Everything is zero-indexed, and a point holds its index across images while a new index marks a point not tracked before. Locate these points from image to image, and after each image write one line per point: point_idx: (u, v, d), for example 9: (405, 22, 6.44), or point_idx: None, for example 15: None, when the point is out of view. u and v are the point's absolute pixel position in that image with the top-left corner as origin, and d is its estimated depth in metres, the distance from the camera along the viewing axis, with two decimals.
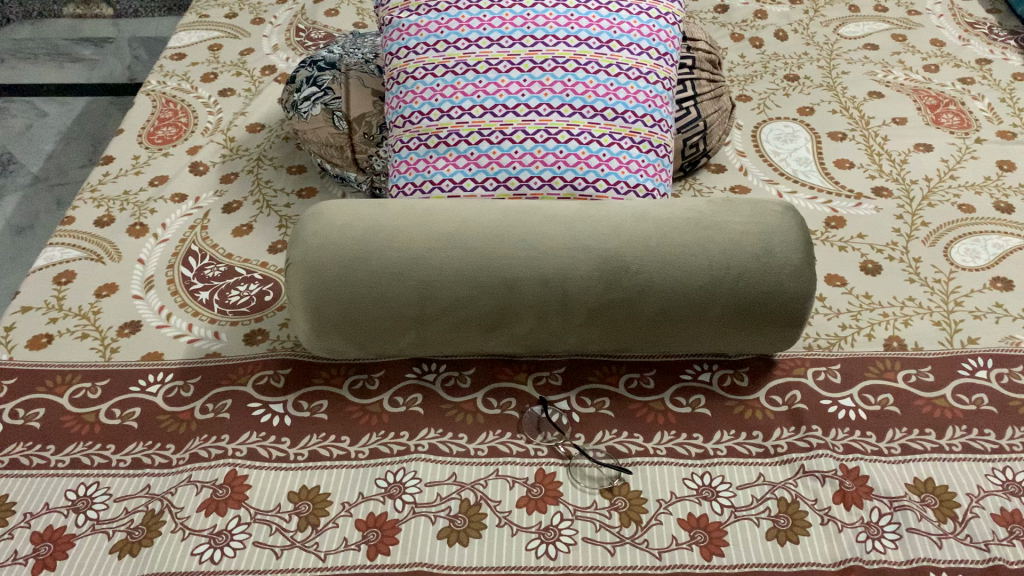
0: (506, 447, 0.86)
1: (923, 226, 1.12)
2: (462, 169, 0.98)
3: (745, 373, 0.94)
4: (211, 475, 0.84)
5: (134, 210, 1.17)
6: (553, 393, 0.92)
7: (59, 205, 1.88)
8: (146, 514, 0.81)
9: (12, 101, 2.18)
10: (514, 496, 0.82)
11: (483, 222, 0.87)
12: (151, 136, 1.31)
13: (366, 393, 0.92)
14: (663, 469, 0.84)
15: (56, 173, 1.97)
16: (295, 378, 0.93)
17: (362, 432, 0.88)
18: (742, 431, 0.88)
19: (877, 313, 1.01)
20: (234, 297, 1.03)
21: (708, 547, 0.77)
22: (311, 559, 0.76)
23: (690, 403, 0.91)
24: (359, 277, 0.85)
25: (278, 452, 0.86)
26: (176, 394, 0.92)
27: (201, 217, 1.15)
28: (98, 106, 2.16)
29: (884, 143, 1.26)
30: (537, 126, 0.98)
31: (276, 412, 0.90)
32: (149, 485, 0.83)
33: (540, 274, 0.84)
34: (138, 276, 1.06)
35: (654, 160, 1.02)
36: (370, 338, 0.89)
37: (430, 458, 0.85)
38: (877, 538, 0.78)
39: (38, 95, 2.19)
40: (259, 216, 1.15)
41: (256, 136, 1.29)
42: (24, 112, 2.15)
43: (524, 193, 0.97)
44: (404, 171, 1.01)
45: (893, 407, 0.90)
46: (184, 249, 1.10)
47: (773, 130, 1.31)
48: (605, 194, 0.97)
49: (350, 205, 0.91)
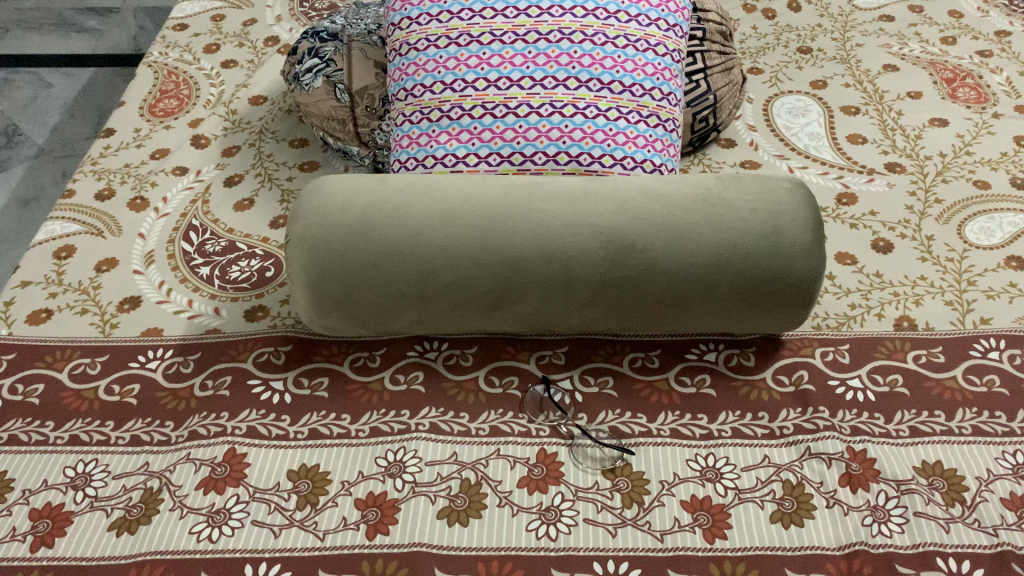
0: (508, 427, 0.85)
1: (936, 203, 1.10)
2: (465, 143, 0.96)
3: (752, 353, 0.92)
4: (210, 453, 0.83)
5: (135, 183, 1.15)
6: (555, 372, 0.91)
7: (65, 176, 1.87)
8: (145, 491, 0.80)
9: (18, 72, 2.17)
10: (515, 476, 0.81)
11: (485, 199, 0.86)
12: (152, 108, 1.29)
13: (367, 370, 0.91)
14: (667, 450, 0.83)
15: (61, 147, 1.95)
16: (296, 355, 0.92)
17: (363, 410, 0.87)
18: (747, 412, 0.87)
19: (888, 293, 0.99)
20: (235, 273, 1.02)
21: (712, 530, 0.76)
22: (309, 538, 0.76)
23: (695, 382, 0.90)
24: (360, 254, 0.83)
25: (278, 430, 0.85)
26: (176, 371, 0.91)
27: (202, 191, 1.14)
28: (102, 79, 2.14)
29: (898, 118, 1.24)
30: (542, 100, 0.96)
31: (276, 389, 0.89)
32: (148, 463, 0.83)
33: (543, 252, 0.83)
34: (138, 251, 1.05)
35: (663, 134, 0.99)
36: (371, 317, 0.87)
37: (431, 437, 0.84)
38: (883, 522, 0.77)
39: (43, 66, 2.18)
40: (260, 190, 1.13)
41: (259, 108, 1.28)
42: (29, 82, 2.14)
43: (528, 169, 0.95)
44: (406, 146, 1.00)
45: (903, 388, 0.89)
46: (185, 223, 1.09)
47: (784, 104, 1.28)
48: (611, 169, 0.95)
49: (352, 179, 0.89)
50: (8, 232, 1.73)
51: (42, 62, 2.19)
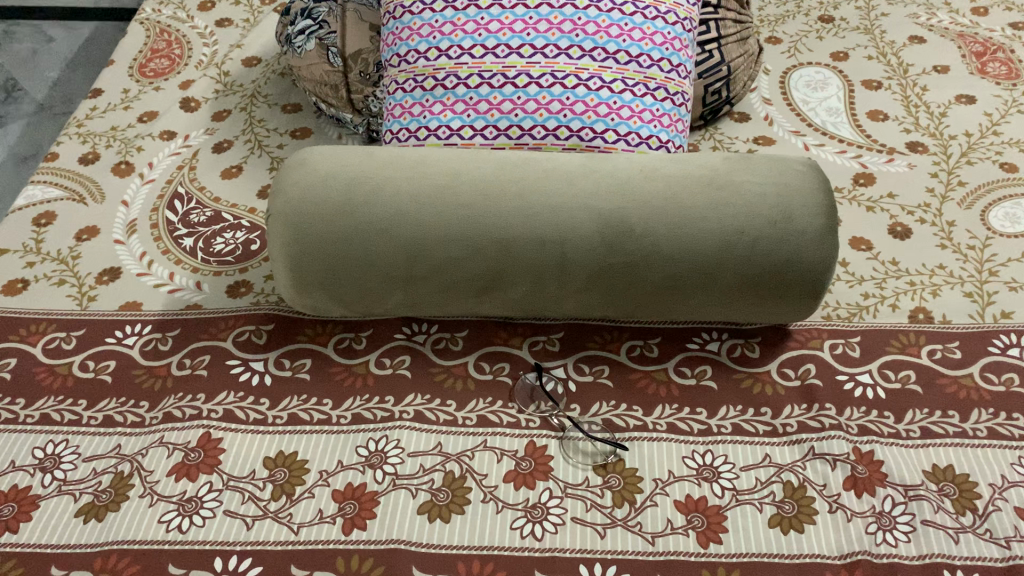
0: (496, 417, 0.81)
1: (959, 186, 1.04)
2: (460, 115, 0.91)
3: (757, 343, 0.88)
4: (184, 437, 0.79)
5: (121, 147, 1.11)
6: (549, 359, 0.86)
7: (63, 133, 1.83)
8: (115, 476, 0.77)
9: (18, 25, 2.12)
10: (501, 470, 0.77)
11: (477, 176, 0.81)
12: (142, 68, 1.24)
13: (352, 352, 0.87)
14: (663, 446, 0.79)
15: (60, 103, 1.90)
16: (278, 334, 0.88)
17: (346, 395, 0.83)
18: (749, 407, 0.82)
19: (903, 282, 0.94)
20: (219, 245, 0.98)
21: (706, 533, 0.73)
22: (283, 531, 0.72)
23: (695, 374, 0.85)
24: (343, 232, 0.79)
25: (255, 414, 0.81)
26: (154, 348, 0.88)
27: (190, 157, 1.09)
28: (104, 33, 2.08)
29: (922, 93, 1.17)
30: (543, 69, 0.90)
31: (256, 370, 0.85)
32: (119, 446, 0.79)
33: (537, 235, 0.78)
34: (120, 220, 1.01)
35: (671, 108, 0.93)
36: (356, 298, 0.83)
37: (415, 426, 0.80)
38: (888, 530, 0.73)
39: (45, 20, 2.13)
40: (250, 157, 1.09)
41: (252, 70, 1.22)
42: (30, 36, 2.09)
43: (525, 143, 0.90)
44: (399, 116, 0.95)
45: (915, 385, 0.84)
46: (170, 191, 1.05)
47: (802, 77, 1.22)
48: (614, 145, 0.90)
49: (337, 152, 0.85)
50: (3, 190, 1.69)
51: (43, 15, 2.14)
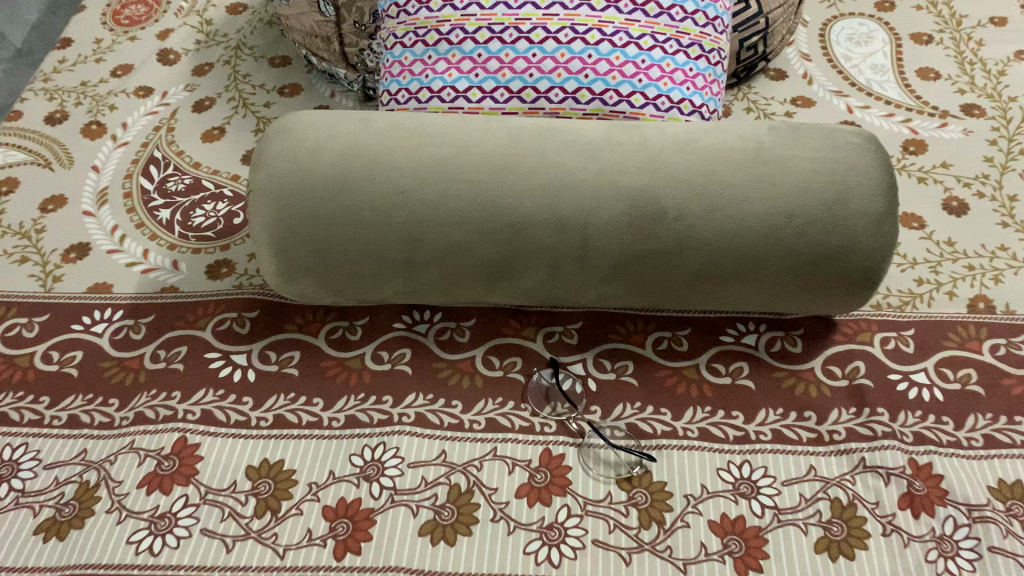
0: (507, 420, 0.73)
1: (1021, 155, 0.93)
2: (467, 74, 0.80)
3: (799, 336, 0.79)
4: (157, 442, 0.71)
5: (92, 105, 1.01)
6: (566, 353, 0.77)
7: None
8: (80, 486, 0.69)
9: None
10: (513, 483, 0.68)
11: (487, 148, 0.71)
12: (116, 15, 1.13)
13: (346, 344, 0.78)
14: (694, 456, 0.70)
15: (39, 48, 1.78)
16: (263, 323, 0.79)
17: (338, 394, 0.74)
18: (791, 411, 0.73)
19: (961, 266, 0.84)
20: (198, 218, 0.88)
21: (745, 560, 0.64)
22: (267, 555, 0.64)
23: (730, 371, 0.76)
24: (334, 213, 0.69)
25: (237, 416, 0.73)
26: (125, 337, 0.79)
27: (167, 117, 0.99)
28: None
29: (978, 49, 1.06)
30: (561, 23, 0.79)
31: (239, 364, 0.76)
32: (85, 451, 0.71)
33: (555, 217, 0.68)
34: (90, 188, 0.91)
35: (706, 68, 0.82)
36: (349, 285, 0.74)
37: (415, 431, 0.71)
38: (951, 557, 0.64)
39: None
40: (234, 118, 0.98)
41: (238, 18, 1.11)
42: None
43: (541, 107, 0.80)
44: (398, 75, 0.84)
45: (977, 387, 0.75)
46: (145, 155, 0.95)
47: (844, 30, 1.11)
48: (642, 110, 0.80)
49: (328, 118, 0.74)
50: None
51: None
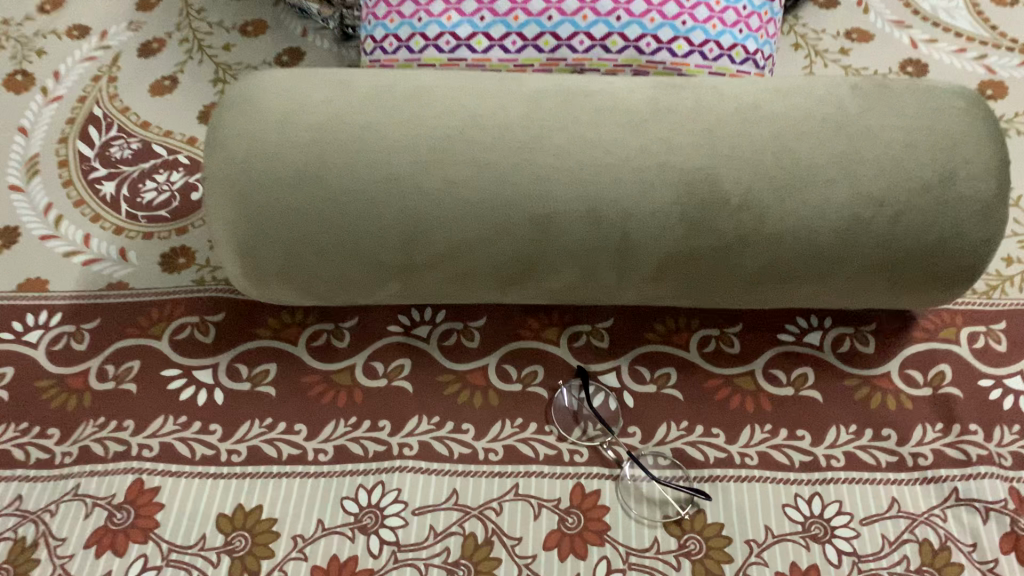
0: (529, 448, 0.61)
1: None
2: (470, 17, 0.65)
3: (871, 333, 0.66)
4: (108, 487, 0.58)
5: (17, 50, 0.85)
6: (596, 361, 0.65)
7: None
8: (13, 545, 0.56)
9: None
10: (540, 531, 0.57)
11: (501, 119, 0.56)
12: None
13: (333, 353, 0.65)
14: (754, 490, 0.59)
15: None
16: (230, 329, 0.66)
17: (325, 419, 0.62)
18: (867, 429, 0.62)
19: None
20: (148, 193, 0.74)
21: None
22: None
23: (792, 380, 0.64)
24: (312, 209, 0.56)
25: (204, 449, 0.60)
26: (64, 348, 0.65)
27: (108, 64, 0.83)
28: None
29: None
30: None
31: (203, 383, 0.63)
32: (19, 498, 0.58)
33: (589, 209, 0.55)
34: (17, 156, 0.76)
35: (761, 5, 0.67)
36: (334, 288, 0.61)
37: (420, 466, 0.59)
38: None
39: None
40: (187, 64, 0.83)
41: None
42: None
43: (562, 58, 0.65)
44: (383, 18, 0.67)
45: None
46: (83, 113, 0.80)
47: None
48: (685, 60, 0.65)
49: (298, 79, 0.59)
50: None
51: None
